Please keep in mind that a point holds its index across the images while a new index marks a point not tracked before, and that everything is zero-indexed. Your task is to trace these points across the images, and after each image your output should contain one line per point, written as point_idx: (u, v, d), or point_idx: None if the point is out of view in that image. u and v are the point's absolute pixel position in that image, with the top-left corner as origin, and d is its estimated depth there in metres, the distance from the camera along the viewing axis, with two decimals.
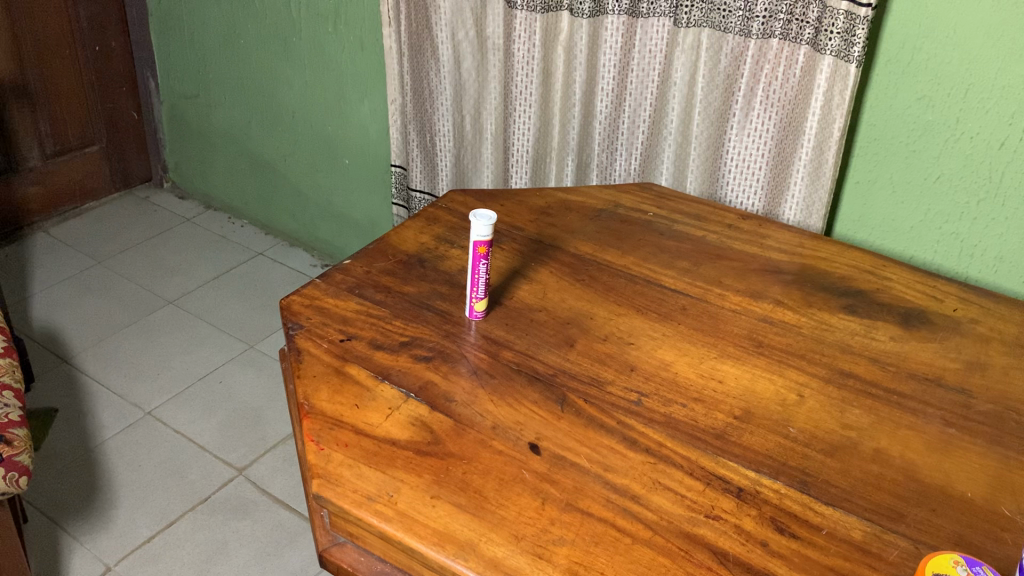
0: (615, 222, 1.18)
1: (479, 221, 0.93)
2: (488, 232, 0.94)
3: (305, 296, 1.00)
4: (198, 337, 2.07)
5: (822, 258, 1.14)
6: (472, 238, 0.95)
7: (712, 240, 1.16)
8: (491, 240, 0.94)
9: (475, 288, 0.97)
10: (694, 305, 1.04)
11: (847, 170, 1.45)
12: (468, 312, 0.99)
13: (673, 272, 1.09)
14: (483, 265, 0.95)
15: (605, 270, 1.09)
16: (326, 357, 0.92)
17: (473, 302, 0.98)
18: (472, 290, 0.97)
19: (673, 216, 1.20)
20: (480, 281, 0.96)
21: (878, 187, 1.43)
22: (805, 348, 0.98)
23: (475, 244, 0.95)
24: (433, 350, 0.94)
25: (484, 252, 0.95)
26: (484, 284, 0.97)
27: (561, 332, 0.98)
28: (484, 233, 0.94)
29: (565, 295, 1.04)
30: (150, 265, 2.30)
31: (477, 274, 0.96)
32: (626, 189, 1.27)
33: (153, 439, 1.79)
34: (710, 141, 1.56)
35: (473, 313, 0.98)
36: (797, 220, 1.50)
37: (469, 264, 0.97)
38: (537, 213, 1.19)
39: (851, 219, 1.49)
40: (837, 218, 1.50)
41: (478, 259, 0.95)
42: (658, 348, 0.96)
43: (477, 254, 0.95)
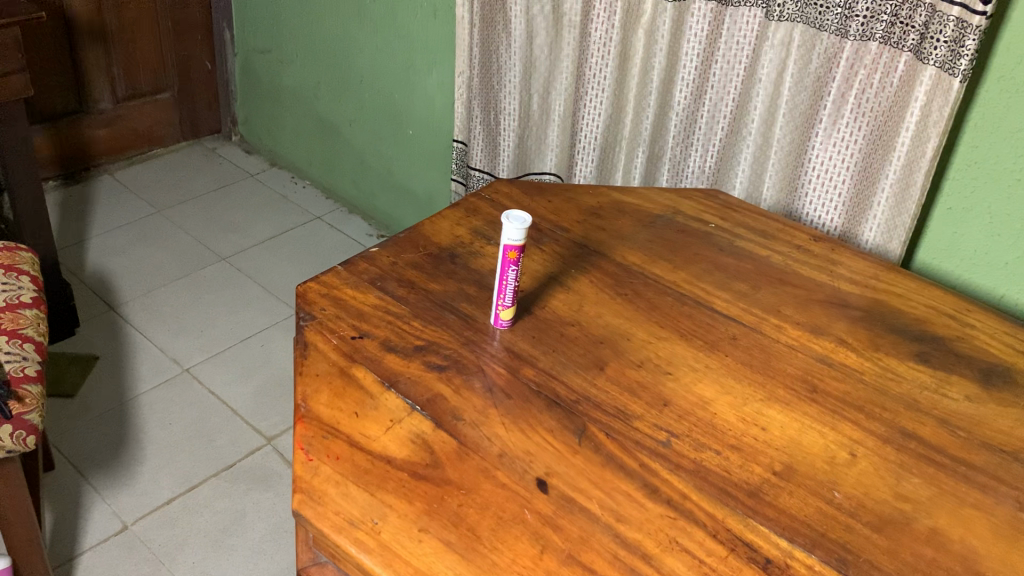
0: (671, 231, 1.08)
1: (512, 224, 0.84)
2: (521, 236, 0.85)
3: (323, 283, 0.93)
4: (245, 297, 2.04)
5: (899, 293, 1.02)
6: (502, 241, 0.86)
7: (776, 261, 1.05)
8: (523, 246, 0.85)
9: (502, 293, 0.89)
10: (745, 336, 0.94)
11: (939, 194, 1.32)
12: (493, 319, 0.91)
13: (726, 295, 0.99)
14: (512, 270, 0.87)
15: (651, 285, 0.99)
16: (333, 355, 0.85)
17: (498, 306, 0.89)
18: (499, 296, 0.89)
19: (736, 230, 1.10)
20: (507, 287, 0.88)
21: (971, 215, 1.29)
22: (865, 399, 0.87)
23: (505, 248, 0.86)
24: (449, 359, 0.86)
25: (514, 257, 0.86)
26: (512, 291, 0.88)
27: (593, 352, 0.89)
28: (516, 239, 0.85)
29: (603, 310, 0.95)
30: (208, 219, 2.28)
31: (505, 279, 0.88)
32: (688, 194, 1.16)
33: (187, 398, 1.76)
34: (792, 147, 1.44)
35: (498, 320, 0.90)
36: (876, 243, 1.38)
37: (498, 267, 0.89)
38: (586, 214, 1.10)
39: (937, 247, 1.35)
40: (921, 244, 1.37)
41: (507, 263, 0.87)
42: (697, 383, 0.87)
43: (507, 259, 0.86)
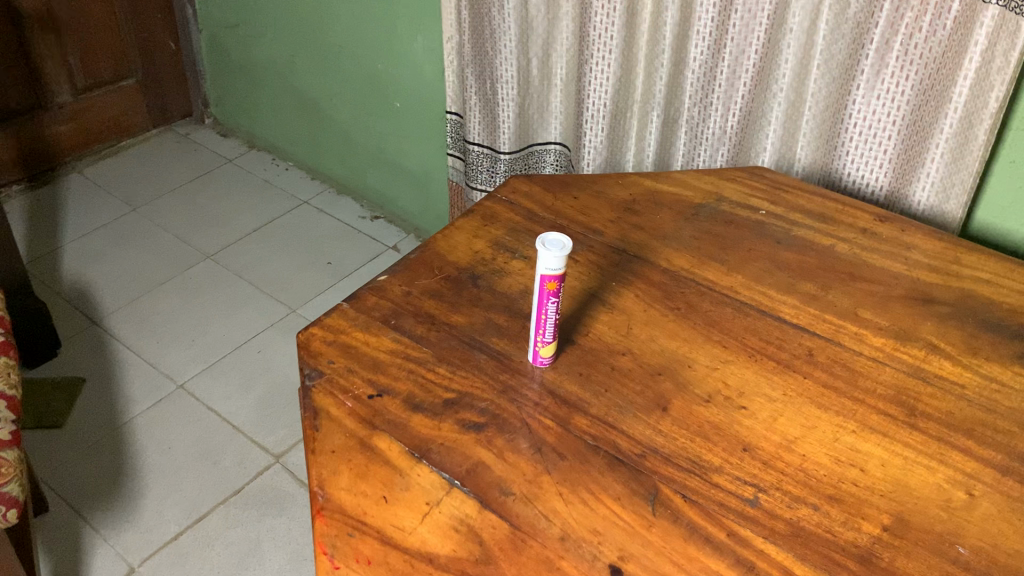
0: (719, 225, 0.95)
1: (549, 252, 0.70)
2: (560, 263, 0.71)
3: (329, 328, 0.80)
4: (237, 298, 1.90)
5: (988, 280, 0.89)
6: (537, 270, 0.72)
7: (842, 251, 0.92)
8: (563, 275, 0.72)
9: (543, 328, 0.75)
10: (822, 351, 0.81)
11: (1000, 147, 1.17)
12: (531, 356, 0.77)
13: (794, 300, 0.86)
14: (552, 303, 0.73)
15: (706, 293, 0.86)
16: (351, 423, 0.72)
17: (537, 343, 0.76)
18: (538, 332, 0.75)
19: (791, 216, 0.96)
20: (547, 322, 0.75)
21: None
22: (973, 420, 0.75)
23: (542, 278, 0.72)
24: (486, 414, 0.73)
25: (553, 288, 0.73)
26: (552, 325, 0.75)
27: (652, 388, 0.76)
28: (556, 268, 0.71)
29: (656, 332, 0.82)
30: (188, 213, 2.13)
31: (543, 312, 0.74)
32: (731, 176, 1.02)
33: (186, 417, 1.64)
34: (829, 103, 1.28)
35: (537, 358, 0.77)
36: (929, 204, 1.24)
37: (534, 298, 0.75)
38: (620, 210, 0.96)
39: (998, 205, 1.22)
40: (980, 203, 1.23)
41: (545, 296, 0.73)
42: (777, 417, 0.74)
43: (545, 291, 0.73)
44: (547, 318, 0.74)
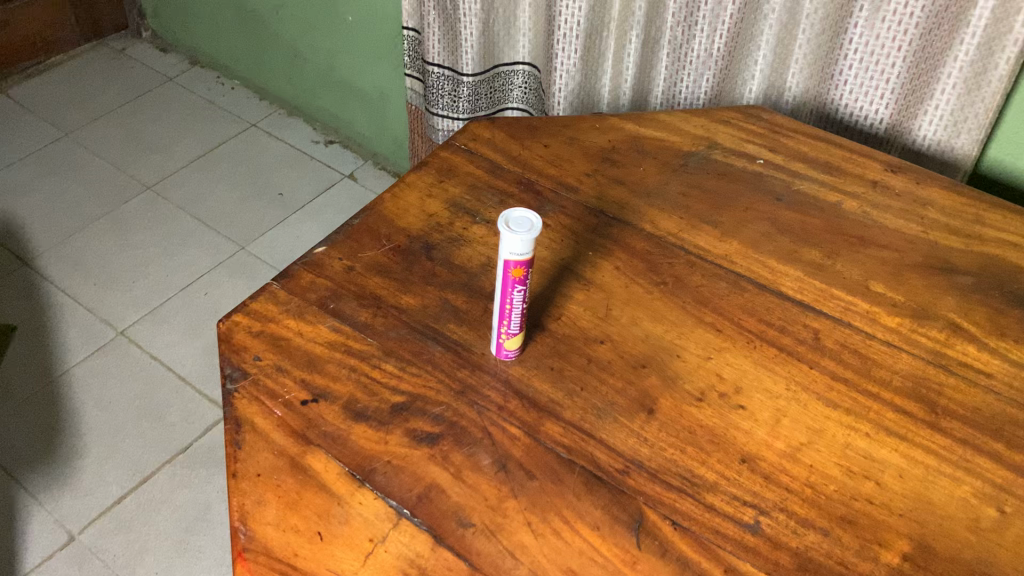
0: (711, 178, 0.82)
1: (515, 235, 0.58)
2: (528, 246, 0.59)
3: (255, 316, 0.68)
4: (180, 235, 1.75)
5: (1016, 243, 0.78)
6: (500, 254, 0.60)
7: (849, 210, 0.80)
8: (531, 260, 0.60)
9: (509, 319, 0.64)
10: (830, 334, 0.70)
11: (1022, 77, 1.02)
12: (494, 348, 0.66)
13: (797, 272, 0.75)
14: (518, 291, 0.62)
15: (697, 264, 0.74)
16: (280, 438, 0.60)
17: (501, 335, 0.65)
18: (501, 322, 0.64)
19: (791, 167, 0.84)
20: (512, 312, 0.63)
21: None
22: (1003, 418, 0.65)
23: (505, 264, 0.60)
24: (442, 422, 0.62)
25: (519, 275, 0.61)
26: (519, 315, 0.63)
27: (635, 384, 0.65)
28: (524, 253, 0.59)
29: (640, 314, 0.70)
30: (125, 138, 1.95)
31: (507, 302, 0.63)
32: (723, 117, 0.89)
33: (127, 368, 1.52)
34: (828, 24, 1.10)
35: (501, 350, 0.66)
36: (937, 139, 1.10)
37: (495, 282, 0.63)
38: (597, 161, 0.83)
39: (1014, 142, 1.08)
40: (993, 139, 1.09)
41: (509, 284, 0.61)
42: (780, 419, 0.64)
43: (509, 278, 0.61)
44: (513, 308, 0.63)
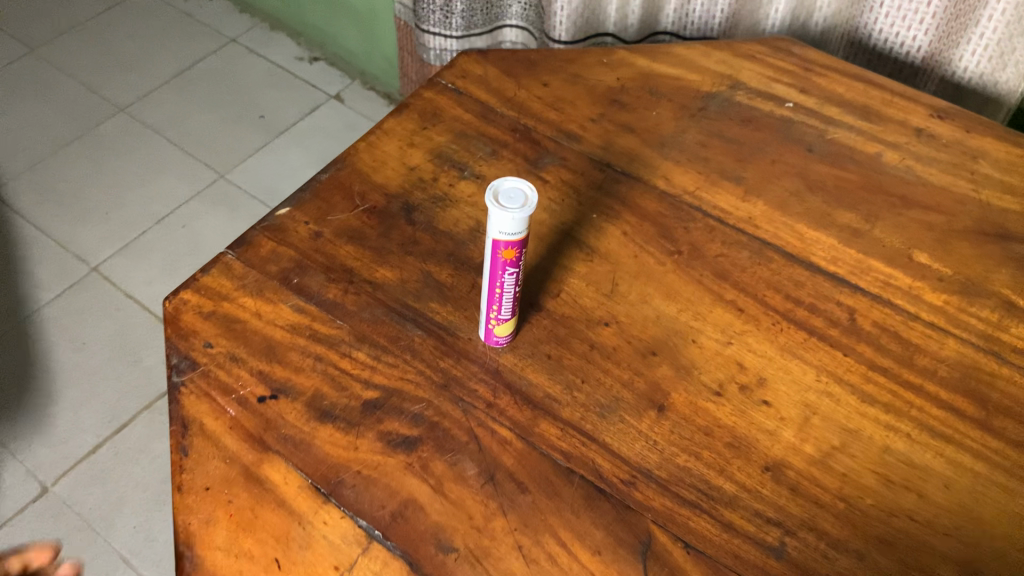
0: (732, 126, 0.72)
1: (506, 214, 0.49)
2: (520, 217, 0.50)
3: (207, 293, 0.59)
4: (156, 161, 1.64)
5: None
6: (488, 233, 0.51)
7: (890, 163, 0.70)
8: (524, 240, 0.51)
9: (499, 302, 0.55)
10: (867, 314, 0.61)
11: None
12: (482, 334, 0.58)
13: (830, 239, 0.65)
14: (510, 274, 0.53)
15: (716, 228, 0.65)
16: (233, 443, 0.52)
17: (491, 319, 0.56)
18: (490, 308, 0.55)
19: (824, 112, 0.74)
20: (502, 297, 0.54)
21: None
22: None
23: (494, 245, 0.51)
24: (421, 423, 0.54)
25: (510, 257, 0.52)
26: (511, 299, 0.55)
27: (644, 375, 0.57)
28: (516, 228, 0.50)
29: (650, 290, 0.62)
30: (96, 55, 1.82)
31: (497, 285, 0.54)
32: (748, 51, 0.79)
33: (101, 306, 1.44)
34: None
35: (490, 337, 0.57)
36: (980, 71, 0.99)
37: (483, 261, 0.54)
38: (603, 104, 0.73)
39: None
40: None
41: (500, 266, 0.52)
42: (809, 417, 0.56)
43: (499, 260, 0.52)
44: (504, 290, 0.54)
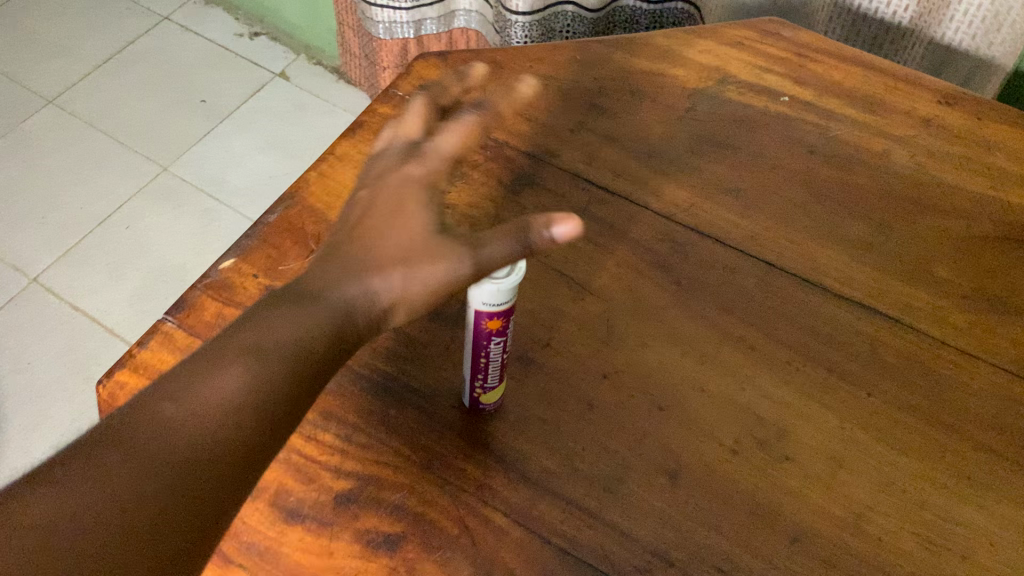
0: (725, 127, 0.65)
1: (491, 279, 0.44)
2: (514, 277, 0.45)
3: (145, 371, 0.51)
4: (92, 156, 1.53)
5: None
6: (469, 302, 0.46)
7: (900, 162, 0.64)
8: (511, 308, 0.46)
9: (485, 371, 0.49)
10: (887, 343, 0.55)
11: None
12: (467, 403, 0.51)
13: (842, 257, 0.59)
14: (496, 344, 0.47)
15: (718, 253, 0.58)
16: None
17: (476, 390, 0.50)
18: (475, 378, 0.49)
19: (825, 106, 0.67)
20: (489, 368, 0.48)
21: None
22: None
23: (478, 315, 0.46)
24: (404, 516, 0.47)
25: (496, 327, 0.46)
26: (499, 370, 0.49)
27: (651, 437, 0.51)
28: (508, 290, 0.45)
29: (650, 330, 0.55)
30: (17, 42, 1.68)
31: (482, 355, 0.48)
32: (735, 37, 0.71)
33: (45, 321, 1.33)
34: None
35: (476, 406, 0.51)
36: (966, 45, 0.89)
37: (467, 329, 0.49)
38: (581, 110, 0.65)
39: None
40: None
41: (484, 337, 0.47)
42: (837, 474, 0.50)
43: (483, 330, 0.46)
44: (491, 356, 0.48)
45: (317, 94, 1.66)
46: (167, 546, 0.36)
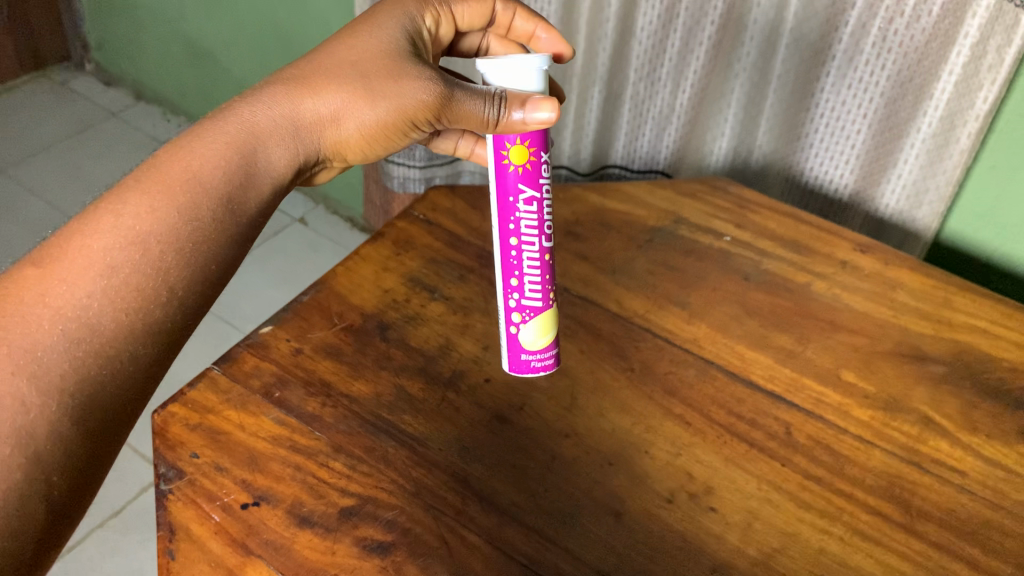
0: (677, 255, 0.80)
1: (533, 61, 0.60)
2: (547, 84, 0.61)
3: (192, 406, 0.63)
4: None
5: (984, 329, 0.77)
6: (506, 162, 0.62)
7: (818, 291, 0.78)
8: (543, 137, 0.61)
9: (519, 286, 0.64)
10: (802, 428, 0.67)
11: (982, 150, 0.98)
12: (512, 365, 0.66)
13: (767, 358, 0.72)
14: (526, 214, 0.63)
15: (665, 349, 0.71)
16: (217, 547, 0.55)
17: (514, 305, 0.64)
18: (511, 287, 0.64)
19: (760, 245, 0.82)
20: (524, 266, 0.64)
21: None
22: (977, 521, 0.62)
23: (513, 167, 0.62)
24: (394, 530, 0.57)
25: (525, 175, 0.62)
26: (534, 271, 0.64)
27: (602, 485, 0.62)
28: (535, 75, 0.60)
29: (606, 404, 0.67)
30: None
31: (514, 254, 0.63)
32: (690, 189, 0.88)
33: None
34: (794, 93, 1.05)
35: (518, 354, 0.65)
36: (897, 211, 1.06)
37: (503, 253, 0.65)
38: (561, 235, 0.81)
39: (972, 214, 1.03)
40: (956, 211, 1.04)
41: (510, 208, 0.63)
42: (753, 523, 0.61)
43: (516, 185, 0.62)
44: (524, 270, 0.64)
45: (332, 239, 1.82)
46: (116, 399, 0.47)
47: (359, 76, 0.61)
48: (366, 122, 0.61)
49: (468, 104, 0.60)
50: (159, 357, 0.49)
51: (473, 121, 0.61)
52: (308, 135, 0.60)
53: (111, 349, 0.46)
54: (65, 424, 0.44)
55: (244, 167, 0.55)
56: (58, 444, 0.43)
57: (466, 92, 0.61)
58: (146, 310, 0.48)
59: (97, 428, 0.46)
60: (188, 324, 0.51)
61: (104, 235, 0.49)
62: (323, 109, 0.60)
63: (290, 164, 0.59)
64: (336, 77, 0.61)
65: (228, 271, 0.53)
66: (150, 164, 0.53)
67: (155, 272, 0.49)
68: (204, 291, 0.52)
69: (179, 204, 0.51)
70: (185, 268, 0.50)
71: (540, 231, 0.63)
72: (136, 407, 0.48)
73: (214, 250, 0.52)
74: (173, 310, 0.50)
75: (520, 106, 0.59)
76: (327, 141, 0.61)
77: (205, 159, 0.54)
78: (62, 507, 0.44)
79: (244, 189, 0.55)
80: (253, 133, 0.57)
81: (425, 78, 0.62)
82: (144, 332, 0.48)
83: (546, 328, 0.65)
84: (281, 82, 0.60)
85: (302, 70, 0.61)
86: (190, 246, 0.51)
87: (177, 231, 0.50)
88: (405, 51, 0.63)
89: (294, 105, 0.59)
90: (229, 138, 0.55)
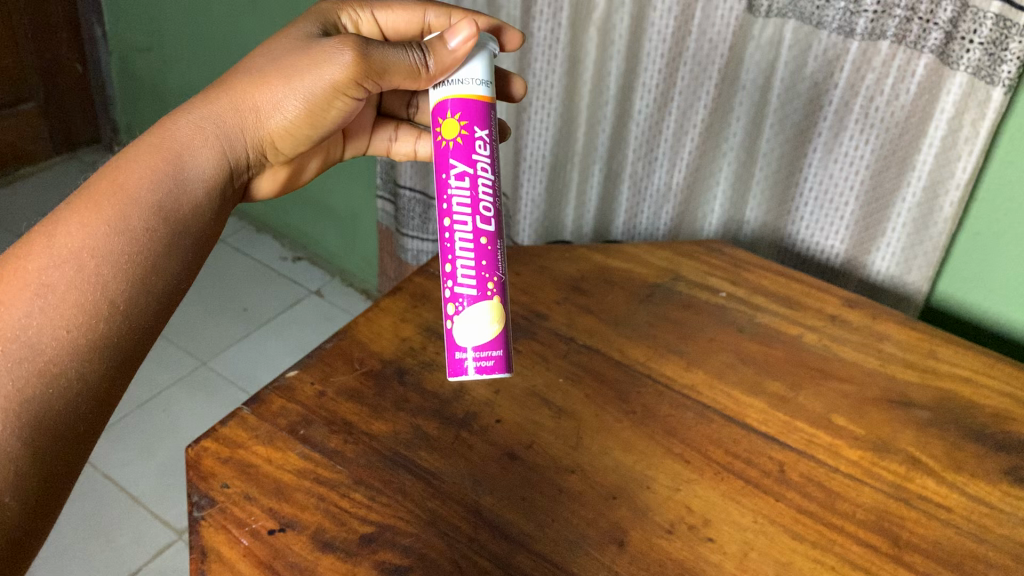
0: (675, 309, 0.86)
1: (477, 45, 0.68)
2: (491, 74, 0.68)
3: (224, 441, 0.68)
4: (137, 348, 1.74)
5: (967, 377, 0.81)
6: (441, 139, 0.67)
7: (809, 341, 0.84)
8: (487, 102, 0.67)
9: (453, 273, 0.67)
10: (795, 466, 0.71)
11: (964, 216, 1.00)
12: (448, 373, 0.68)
13: (761, 403, 0.76)
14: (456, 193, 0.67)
15: (664, 393, 0.76)
16: (245, 568, 0.59)
17: (448, 295, 0.67)
18: (449, 277, 0.67)
19: (753, 300, 0.88)
20: (455, 253, 0.67)
21: (1005, 242, 0.99)
22: (964, 553, 0.65)
23: (448, 139, 0.67)
24: (411, 554, 0.61)
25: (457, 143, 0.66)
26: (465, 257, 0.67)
27: (606, 516, 0.65)
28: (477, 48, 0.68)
29: (609, 443, 0.71)
30: None
31: (450, 239, 0.67)
32: (687, 251, 0.95)
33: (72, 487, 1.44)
34: (784, 166, 1.10)
35: (454, 361, 0.67)
36: (887, 276, 1.07)
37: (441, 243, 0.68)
38: (567, 290, 0.88)
39: (961, 278, 1.05)
40: (943, 274, 1.06)
41: (442, 189, 0.67)
42: (749, 550, 0.64)
43: (448, 151, 0.67)
44: (459, 252, 0.67)
45: (345, 309, 1.88)
46: (67, 422, 0.51)
47: (270, 69, 0.67)
48: (288, 109, 0.68)
49: (391, 56, 0.66)
50: (108, 380, 0.54)
51: (403, 70, 0.66)
52: (233, 129, 0.67)
53: (54, 369, 0.51)
54: (14, 445, 0.48)
55: (171, 176, 0.62)
56: (8, 468, 0.47)
57: (381, 48, 0.66)
58: (89, 326, 0.53)
59: (49, 449, 0.49)
60: (136, 342, 0.56)
61: (38, 257, 0.54)
62: (245, 105, 0.67)
63: (221, 164, 0.66)
64: (248, 72, 0.67)
65: (170, 286, 0.59)
66: (86, 185, 0.59)
67: (93, 286, 0.54)
68: (144, 309, 0.57)
69: (108, 218, 0.57)
70: (121, 280, 0.56)
71: (473, 210, 0.66)
72: (93, 430, 0.53)
73: (149, 262, 0.58)
74: (115, 323, 0.55)
75: (443, 40, 0.66)
76: (256, 135, 0.68)
77: (132, 174, 0.60)
78: (18, 535, 0.47)
79: (175, 197, 0.61)
80: (178, 139, 0.63)
81: (329, 48, 0.66)
82: (87, 347, 0.53)
83: (483, 320, 0.66)
84: (199, 94, 0.68)
85: (222, 78, 0.68)
86: (123, 258, 0.57)
87: (109, 245, 0.56)
88: (309, 36, 0.69)
89: (214, 105, 0.66)
90: (155, 148, 0.62)
